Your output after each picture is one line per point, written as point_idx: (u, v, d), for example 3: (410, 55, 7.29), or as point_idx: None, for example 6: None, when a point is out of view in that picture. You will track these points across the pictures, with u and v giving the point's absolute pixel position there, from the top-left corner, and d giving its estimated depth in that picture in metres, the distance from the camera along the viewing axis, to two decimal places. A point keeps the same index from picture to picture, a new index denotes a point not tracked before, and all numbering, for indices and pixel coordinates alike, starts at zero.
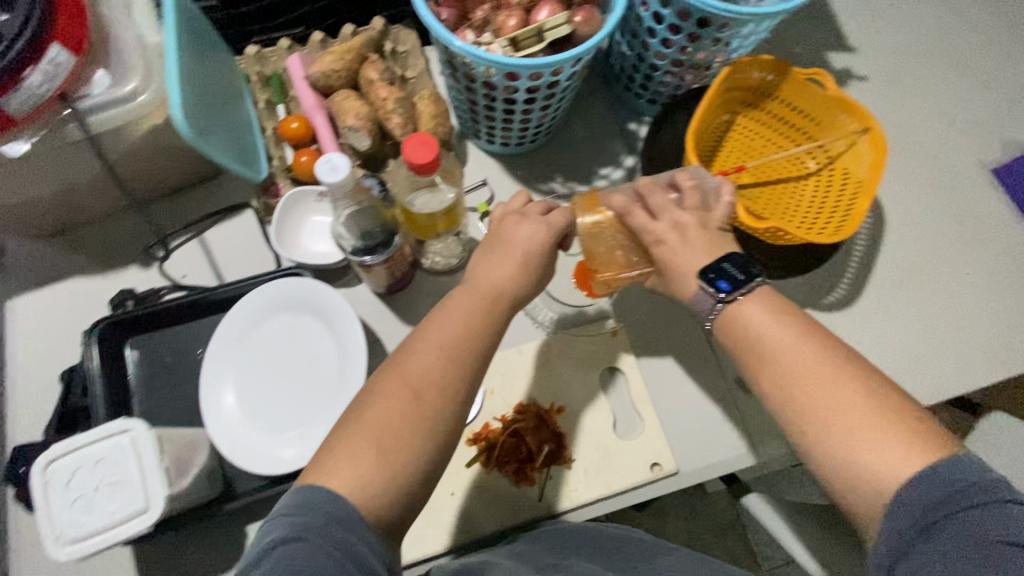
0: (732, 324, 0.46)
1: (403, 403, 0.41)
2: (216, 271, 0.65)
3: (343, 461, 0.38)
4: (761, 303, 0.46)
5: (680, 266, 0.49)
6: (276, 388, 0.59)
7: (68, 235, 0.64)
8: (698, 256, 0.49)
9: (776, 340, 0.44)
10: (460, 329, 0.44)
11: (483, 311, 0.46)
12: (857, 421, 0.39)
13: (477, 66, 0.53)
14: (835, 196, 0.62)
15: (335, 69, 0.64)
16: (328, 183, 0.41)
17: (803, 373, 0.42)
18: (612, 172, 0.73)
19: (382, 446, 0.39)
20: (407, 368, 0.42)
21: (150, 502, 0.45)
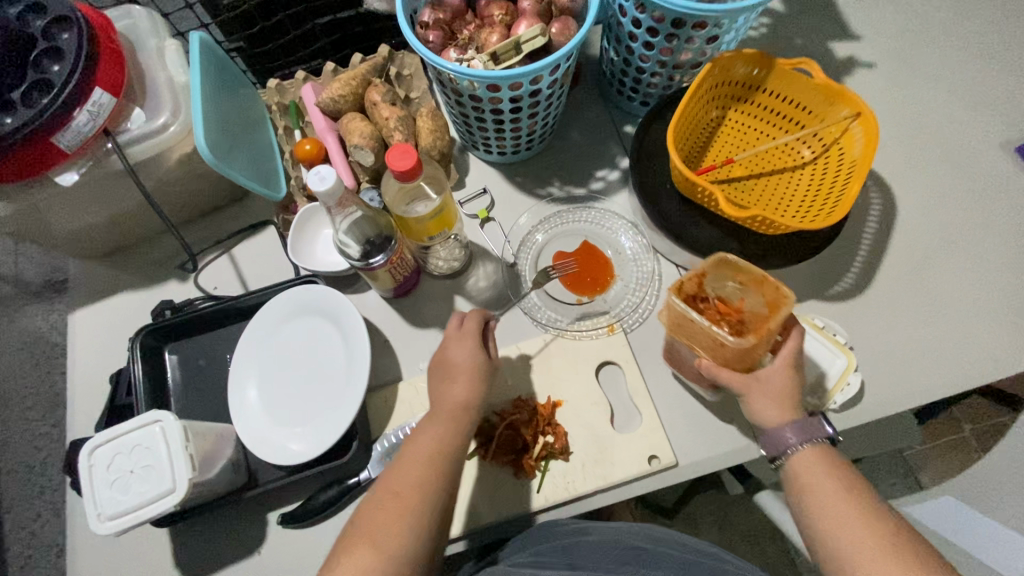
0: (792, 471, 0.53)
1: (390, 505, 0.50)
2: (243, 282, 0.72)
3: (348, 563, 0.47)
4: (815, 456, 0.52)
5: (760, 413, 0.54)
6: (291, 386, 0.64)
7: (119, 254, 0.73)
8: (773, 407, 0.53)
9: (822, 485, 0.51)
10: (432, 447, 0.53)
11: (450, 428, 0.54)
12: (878, 563, 0.46)
13: (461, 81, 0.57)
14: (829, 182, 0.62)
15: (342, 95, 0.70)
16: (319, 193, 0.45)
17: (834, 505, 0.50)
18: (607, 174, 0.75)
19: (375, 541, 0.48)
20: (394, 483, 0.51)
21: (176, 484, 0.50)
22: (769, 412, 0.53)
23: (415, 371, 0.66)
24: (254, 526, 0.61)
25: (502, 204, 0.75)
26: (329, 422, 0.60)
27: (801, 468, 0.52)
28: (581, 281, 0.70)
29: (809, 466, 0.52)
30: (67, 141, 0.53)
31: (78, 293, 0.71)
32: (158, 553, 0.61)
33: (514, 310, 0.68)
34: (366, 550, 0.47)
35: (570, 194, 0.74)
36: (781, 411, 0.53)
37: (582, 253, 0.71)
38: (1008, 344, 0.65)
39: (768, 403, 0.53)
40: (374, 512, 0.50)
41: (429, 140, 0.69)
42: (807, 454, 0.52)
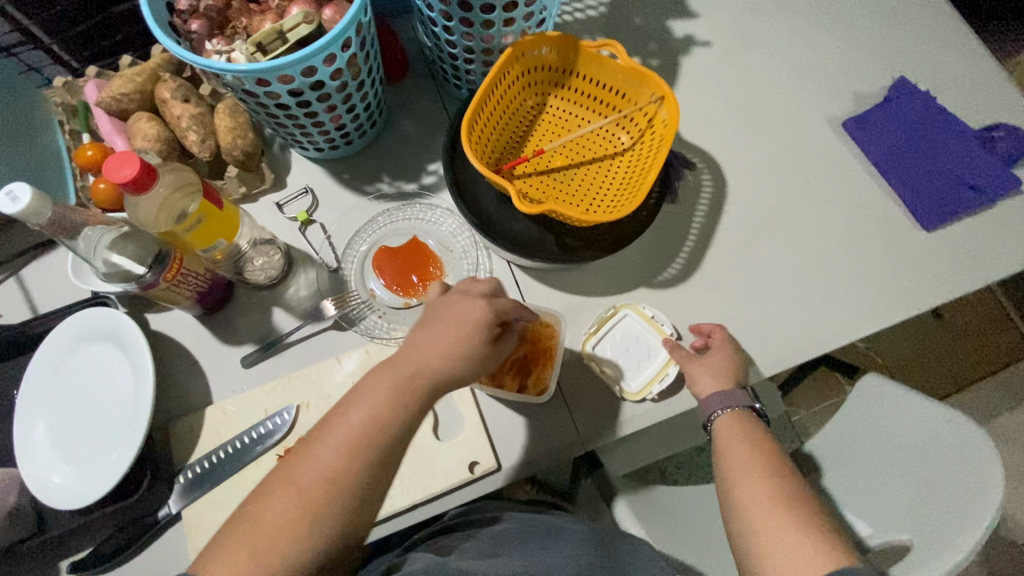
0: (719, 432, 0.57)
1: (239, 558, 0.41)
2: (33, 307, 0.64)
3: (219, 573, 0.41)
4: (737, 421, 0.56)
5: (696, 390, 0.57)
6: (80, 419, 0.58)
7: None
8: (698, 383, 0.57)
9: (740, 449, 0.54)
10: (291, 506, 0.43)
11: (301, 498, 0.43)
12: (780, 526, 0.48)
13: (224, 76, 0.52)
14: (642, 168, 0.60)
15: (125, 93, 0.63)
16: (16, 214, 0.41)
17: (739, 461, 0.53)
18: (439, 166, 0.71)
19: (254, 548, 0.41)
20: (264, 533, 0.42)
21: None
22: (707, 383, 0.58)
23: (227, 392, 0.62)
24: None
25: (328, 204, 0.69)
26: (116, 457, 0.55)
27: (724, 429, 0.56)
28: (408, 282, 0.66)
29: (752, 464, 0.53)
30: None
31: None
32: None
33: (334, 321, 0.64)
34: (244, 553, 0.41)
35: (399, 190, 0.70)
36: (719, 382, 0.58)
37: (406, 250, 0.67)
38: (831, 320, 0.66)
39: (711, 377, 0.58)
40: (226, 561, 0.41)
41: (226, 140, 0.63)
42: (734, 422, 0.56)
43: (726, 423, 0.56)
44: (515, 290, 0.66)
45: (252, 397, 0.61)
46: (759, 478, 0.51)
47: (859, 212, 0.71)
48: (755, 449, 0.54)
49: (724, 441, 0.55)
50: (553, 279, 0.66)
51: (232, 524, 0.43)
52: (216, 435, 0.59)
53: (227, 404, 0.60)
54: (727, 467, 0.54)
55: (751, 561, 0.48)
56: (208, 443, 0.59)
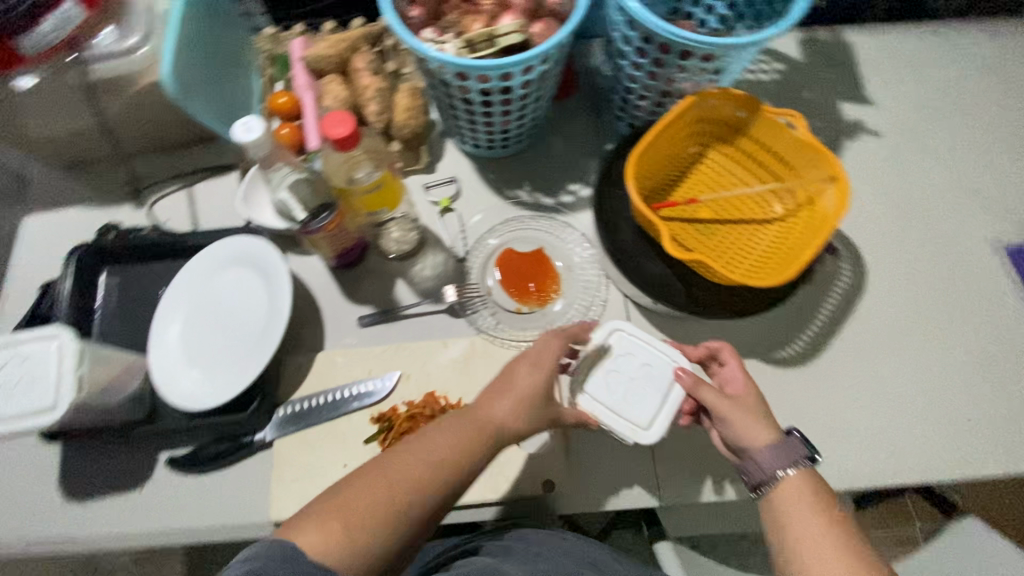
0: (773, 498, 0.48)
1: (333, 532, 0.41)
2: (195, 222, 0.71)
3: (312, 531, 0.40)
4: (801, 482, 0.47)
5: (746, 433, 0.50)
6: (214, 332, 0.63)
7: (87, 169, 0.73)
8: (754, 422, 0.50)
9: (798, 513, 0.46)
10: (386, 493, 0.43)
11: (395, 494, 0.43)
12: None
13: (430, 63, 0.56)
14: (790, 243, 0.59)
15: (327, 55, 0.69)
16: (247, 144, 0.47)
17: (804, 526, 0.45)
18: (580, 189, 0.73)
19: (349, 520, 0.41)
20: (357, 510, 0.42)
21: (56, 403, 0.50)
22: (755, 432, 0.50)
23: (338, 344, 0.66)
24: (142, 464, 0.61)
25: (468, 197, 0.73)
26: (235, 374, 0.60)
27: (783, 492, 0.47)
28: (525, 289, 0.68)
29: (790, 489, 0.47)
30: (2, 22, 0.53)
31: (40, 202, 0.73)
32: (45, 468, 0.61)
33: (448, 307, 0.67)
34: (338, 523, 0.41)
35: (537, 201, 0.72)
36: (763, 430, 0.50)
37: (532, 259, 0.69)
38: (949, 448, 0.62)
39: (749, 422, 0.50)
40: (316, 529, 0.41)
41: (402, 118, 0.68)
42: (794, 486, 0.47)
43: (786, 485, 0.47)
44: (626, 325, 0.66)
45: (360, 354, 0.64)
46: (823, 537, 0.44)
47: (1006, 345, 0.66)
48: (817, 508, 0.46)
49: (772, 509, 0.48)
50: (665, 326, 0.66)
51: (332, 494, 0.43)
52: (321, 381, 0.63)
53: (336, 356, 0.64)
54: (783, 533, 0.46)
55: None
56: (312, 386, 0.63)
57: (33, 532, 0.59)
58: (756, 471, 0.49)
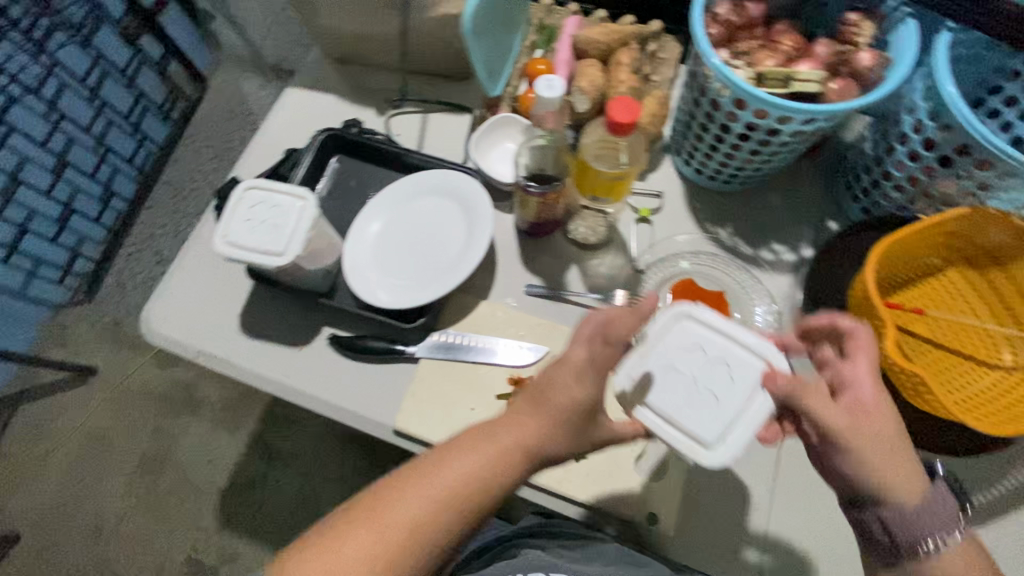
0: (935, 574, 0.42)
1: (358, 541, 0.41)
2: (420, 144, 0.77)
3: (349, 544, 0.41)
4: (967, 553, 0.42)
5: (894, 499, 0.42)
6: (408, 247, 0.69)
7: (353, 67, 0.82)
8: (910, 479, 0.43)
9: None
10: (411, 516, 0.42)
11: (429, 516, 0.42)
12: None
13: (713, 83, 0.56)
14: (1013, 400, 0.53)
15: (599, 41, 0.71)
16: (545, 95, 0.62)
17: None
18: (783, 252, 0.70)
19: (374, 526, 0.41)
20: (382, 518, 0.42)
21: (285, 251, 0.57)
22: (899, 481, 0.42)
23: (501, 300, 0.69)
24: (307, 330, 0.67)
25: (668, 217, 0.73)
26: (416, 292, 0.65)
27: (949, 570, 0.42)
28: None
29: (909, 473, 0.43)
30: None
31: (306, 80, 0.82)
32: (235, 297, 0.69)
33: (612, 310, 0.68)
34: (363, 533, 0.41)
35: (734, 247, 0.70)
36: (905, 471, 0.42)
37: (709, 298, 0.67)
38: None
39: (890, 457, 0.42)
40: (346, 539, 0.41)
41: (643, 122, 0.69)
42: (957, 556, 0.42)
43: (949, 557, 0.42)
44: None
45: (520, 319, 0.67)
46: None
47: None
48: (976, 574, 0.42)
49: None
50: None
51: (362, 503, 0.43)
52: (476, 326, 0.67)
53: (497, 310, 0.67)
54: None
55: None
56: (466, 326, 0.67)
57: (207, 346, 0.67)
58: (914, 540, 0.42)
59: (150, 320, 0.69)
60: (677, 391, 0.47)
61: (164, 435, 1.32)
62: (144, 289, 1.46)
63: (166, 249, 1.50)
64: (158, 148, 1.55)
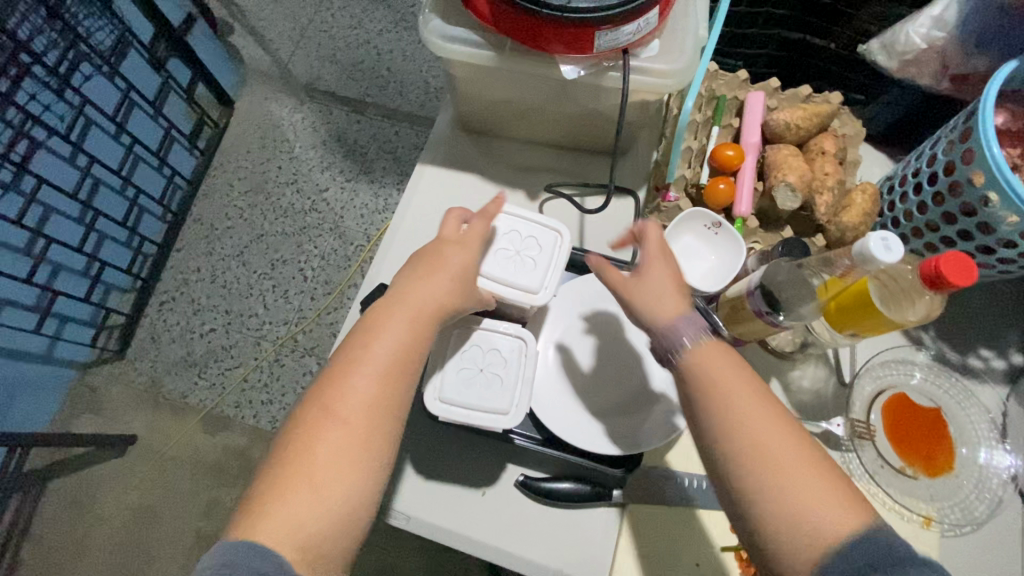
0: (686, 367, 0.43)
1: (310, 489, 0.40)
2: (583, 234, 0.69)
3: (284, 513, 0.39)
4: (712, 350, 0.43)
5: (635, 296, 0.46)
6: (600, 376, 0.60)
7: (493, 140, 0.72)
8: (656, 288, 0.46)
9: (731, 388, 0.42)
10: (348, 435, 0.42)
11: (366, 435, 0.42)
12: (812, 491, 0.38)
13: (995, 210, 0.50)
14: None
15: (798, 125, 0.64)
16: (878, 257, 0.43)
17: (763, 423, 0.40)
18: (992, 358, 0.65)
19: (317, 486, 0.40)
20: (320, 447, 0.41)
21: (511, 408, 0.48)
22: (667, 302, 0.45)
23: None
24: (488, 469, 0.59)
25: None
26: (620, 429, 0.57)
27: (690, 362, 0.43)
28: (914, 448, 0.60)
29: (656, 296, 0.46)
30: (583, 8, 0.47)
31: (439, 154, 0.72)
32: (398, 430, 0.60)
33: (824, 433, 0.61)
34: (305, 490, 0.40)
35: (942, 354, 0.65)
36: (675, 302, 0.45)
37: (929, 418, 0.61)
38: None
39: (659, 295, 0.46)
40: (278, 485, 0.40)
41: (856, 222, 0.62)
42: (706, 345, 0.43)
43: (698, 353, 0.43)
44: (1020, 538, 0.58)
45: None
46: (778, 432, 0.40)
47: None
48: (752, 387, 0.42)
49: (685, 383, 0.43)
50: None
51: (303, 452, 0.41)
52: None
53: None
54: (703, 404, 0.42)
55: (781, 541, 0.38)
56: None
57: None
58: (665, 341, 0.44)
59: None
60: (509, 261, 0.52)
61: (218, 510, 1.20)
62: (181, 343, 1.32)
63: (202, 297, 1.35)
64: (185, 182, 1.40)
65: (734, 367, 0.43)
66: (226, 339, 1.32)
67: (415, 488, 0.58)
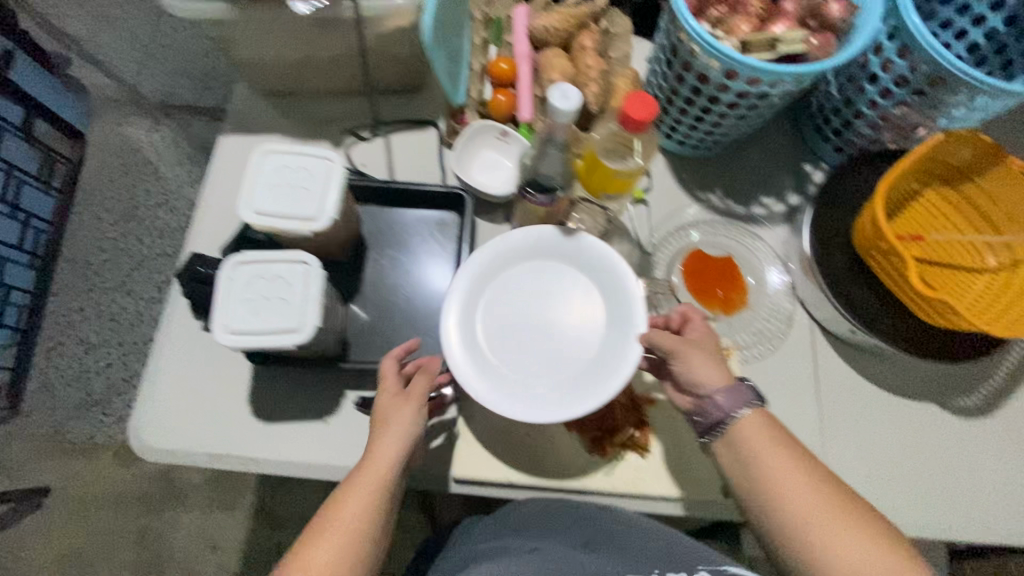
0: (734, 450, 0.49)
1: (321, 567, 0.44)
2: (390, 169, 0.72)
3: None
4: (752, 425, 0.48)
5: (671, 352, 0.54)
6: (490, 315, 0.61)
7: (290, 99, 0.74)
8: (695, 355, 0.52)
9: (787, 475, 0.46)
10: (365, 506, 0.47)
11: (372, 498, 0.48)
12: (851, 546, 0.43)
13: (700, 59, 0.56)
14: (1006, 300, 0.59)
15: (559, 27, 0.69)
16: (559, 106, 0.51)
17: (795, 490, 0.45)
18: (773, 204, 0.72)
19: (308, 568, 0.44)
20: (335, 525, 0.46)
21: (302, 325, 0.51)
22: (712, 377, 0.51)
23: None
24: (329, 399, 0.62)
25: (660, 192, 0.73)
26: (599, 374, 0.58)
27: (744, 447, 0.48)
28: (711, 293, 0.68)
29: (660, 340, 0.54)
30: None
31: (239, 122, 0.73)
32: (236, 385, 0.62)
33: None
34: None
35: (729, 209, 0.72)
36: (717, 378, 0.51)
37: (721, 266, 0.69)
38: None
39: (705, 374, 0.51)
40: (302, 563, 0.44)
41: (623, 104, 0.67)
42: (757, 435, 0.48)
43: (742, 427, 0.48)
44: (809, 348, 0.66)
45: None
46: (808, 493, 0.45)
47: None
48: (800, 460, 0.47)
49: (740, 462, 0.48)
50: (849, 356, 0.66)
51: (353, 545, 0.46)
52: None
53: None
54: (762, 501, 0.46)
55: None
56: None
57: (221, 446, 0.60)
58: (712, 416, 0.50)
59: (143, 436, 0.60)
60: (278, 197, 0.55)
61: (152, 536, 1.20)
62: (76, 386, 1.28)
63: (89, 335, 1.31)
64: (46, 225, 1.35)
65: (816, 496, 0.45)
66: (125, 371, 1.30)
67: (260, 433, 0.61)
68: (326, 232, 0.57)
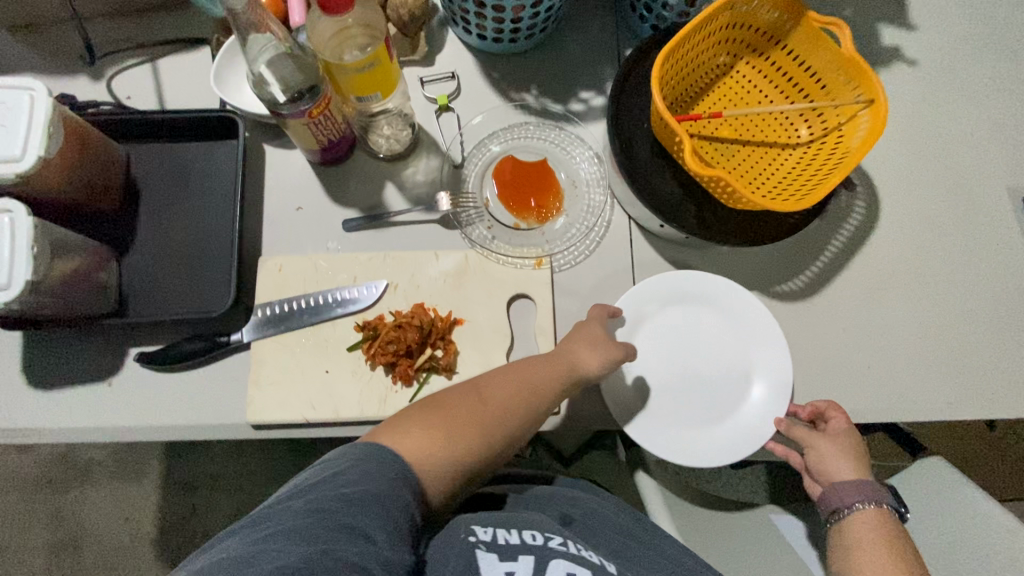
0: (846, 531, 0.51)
1: (433, 424, 0.45)
2: (160, 100, 0.64)
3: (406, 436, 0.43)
4: (877, 519, 0.50)
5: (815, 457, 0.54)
6: (654, 387, 0.58)
7: (35, 30, 0.64)
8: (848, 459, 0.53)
9: (874, 550, 0.48)
10: (513, 391, 0.49)
11: (523, 398, 0.49)
12: None
13: None
14: (812, 171, 0.55)
15: None
16: None
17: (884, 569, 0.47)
18: (592, 98, 0.66)
19: (447, 433, 0.45)
20: (494, 396, 0.48)
21: (11, 280, 0.46)
22: None
23: (320, 248, 0.61)
24: (110, 358, 0.57)
25: (468, 96, 0.66)
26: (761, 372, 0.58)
27: (860, 529, 0.50)
28: (525, 201, 0.63)
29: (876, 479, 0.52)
30: None
31: None
32: (5, 355, 0.57)
33: (440, 216, 0.63)
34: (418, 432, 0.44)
35: (543, 108, 0.66)
36: (850, 466, 0.53)
37: (534, 171, 0.64)
38: (936, 392, 0.61)
39: (839, 461, 0.53)
40: (406, 434, 0.43)
41: None
42: (873, 520, 0.50)
43: (863, 515, 0.51)
44: (627, 248, 0.62)
45: (347, 260, 0.60)
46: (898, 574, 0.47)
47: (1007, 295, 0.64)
48: (894, 544, 0.49)
49: (844, 540, 0.51)
50: (670, 252, 0.63)
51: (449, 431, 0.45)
52: (301, 282, 0.59)
53: (320, 259, 0.60)
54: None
55: None
56: (292, 288, 0.59)
57: None
58: (837, 497, 0.52)
59: None
60: None
61: (62, 517, 1.19)
62: None
63: None
64: None
65: None
66: None
67: (37, 402, 0.56)
68: (42, 174, 0.50)
